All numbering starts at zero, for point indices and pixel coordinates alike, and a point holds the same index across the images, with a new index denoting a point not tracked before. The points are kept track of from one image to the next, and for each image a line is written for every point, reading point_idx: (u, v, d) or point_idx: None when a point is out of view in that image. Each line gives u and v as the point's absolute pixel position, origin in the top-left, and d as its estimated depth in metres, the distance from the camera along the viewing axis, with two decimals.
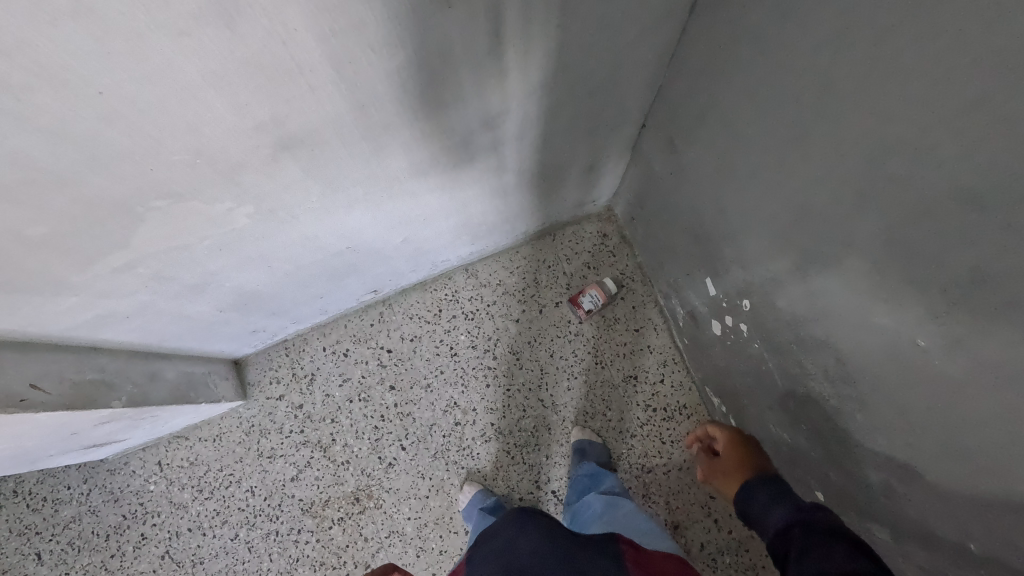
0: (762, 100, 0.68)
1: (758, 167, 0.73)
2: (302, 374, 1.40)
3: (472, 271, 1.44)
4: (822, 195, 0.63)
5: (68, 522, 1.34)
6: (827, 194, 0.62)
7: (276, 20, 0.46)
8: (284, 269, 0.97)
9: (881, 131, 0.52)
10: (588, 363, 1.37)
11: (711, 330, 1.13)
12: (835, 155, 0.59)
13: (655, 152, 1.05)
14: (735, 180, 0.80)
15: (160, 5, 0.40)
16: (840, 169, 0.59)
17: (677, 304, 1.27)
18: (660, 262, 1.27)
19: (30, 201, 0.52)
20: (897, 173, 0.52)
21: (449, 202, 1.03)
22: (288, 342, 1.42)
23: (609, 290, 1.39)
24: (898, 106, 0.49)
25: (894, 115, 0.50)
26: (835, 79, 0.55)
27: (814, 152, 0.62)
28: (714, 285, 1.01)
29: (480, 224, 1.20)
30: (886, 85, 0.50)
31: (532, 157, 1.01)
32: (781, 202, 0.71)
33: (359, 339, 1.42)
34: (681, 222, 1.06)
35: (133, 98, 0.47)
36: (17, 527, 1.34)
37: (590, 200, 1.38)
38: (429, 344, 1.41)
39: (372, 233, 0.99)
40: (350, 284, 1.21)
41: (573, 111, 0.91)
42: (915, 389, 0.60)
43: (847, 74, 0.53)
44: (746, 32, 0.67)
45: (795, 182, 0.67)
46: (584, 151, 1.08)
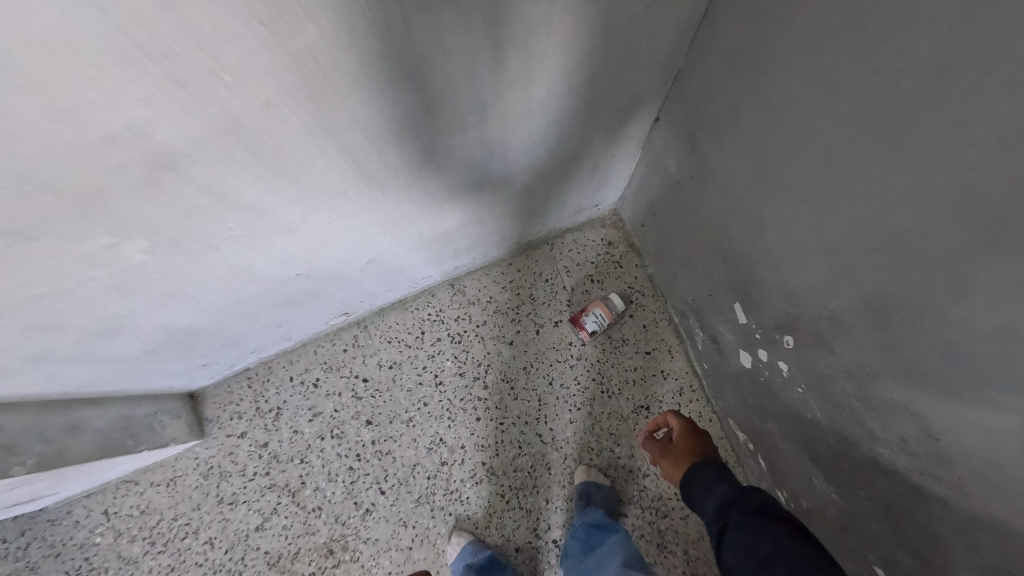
0: (835, 86, 0.50)
1: (823, 177, 0.55)
2: (267, 408, 1.23)
3: (458, 287, 1.27)
4: (924, 219, 0.45)
5: None
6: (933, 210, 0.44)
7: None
8: (220, 303, 0.80)
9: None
10: (592, 391, 1.20)
11: (739, 362, 0.96)
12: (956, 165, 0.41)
13: (672, 151, 0.87)
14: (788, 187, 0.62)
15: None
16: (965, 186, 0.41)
17: (697, 325, 1.09)
18: (676, 278, 1.09)
19: None
20: None
21: (422, 218, 0.85)
22: (250, 371, 1.25)
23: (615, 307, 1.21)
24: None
25: None
26: (968, 54, 0.37)
27: (920, 161, 0.44)
28: (746, 312, 0.83)
29: (463, 239, 1.02)
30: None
31: (522, 162, 0.83)
32: (854, 221, 0.53)
33: (330, 367, 1.25)
34: (703, 236, 0.87)
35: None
36: None
37: (592, 205, 1.20)
38: (411, 372, 1.23)
39: (328, 254, 0.81)
40: (312, 310, 1.04)
41: (569, 101, 0.73)
42: None
43: (993, 48, 0.36)
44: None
45: (878, 200, 0.49)
46: (585, 152, 0.90)
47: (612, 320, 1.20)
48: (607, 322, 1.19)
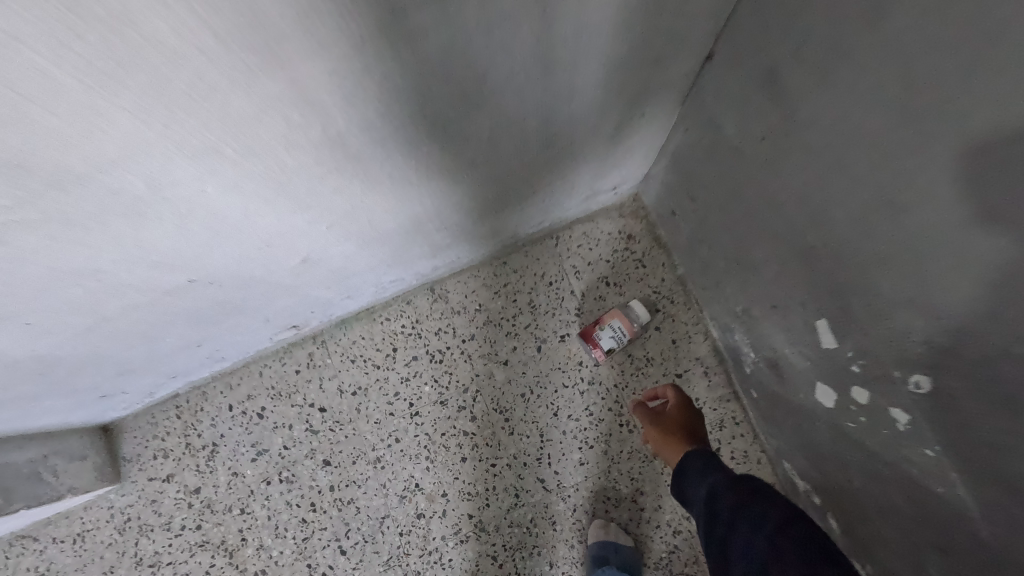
0: None
1: None
2: (200, 445, 0.99)
3: (439, 292, 1.01)
4: None
5: None
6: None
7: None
8: (74, 324, 0.54)
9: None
10: (608, 425, 0.95)
11: (815, 399, 0.70)
12: None
13: (726, 107, 0.61)
14: (976, 123, 0.34)
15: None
16: None
17: (748, 344, 0.84)
18: (720, 283, 0.84)
19: None
20: None
21: (377, 207, 0.60)
22: (180, 398, 1.00)
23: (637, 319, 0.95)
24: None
25: None
26: None
27: None
28: (837, 335, 0.58)
29: (440, 232, 0.77)
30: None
31: (517, 124, 0.58)
32: None
33: (279, 394, 0.99)
34: (770, 228, 0.62)
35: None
36: None
37: (608, 188, 0.93)
38: (381, 400, 0.99)
39: (235, 255, 0.56)
40: (241, 324, 0.78)
41: (591, 28, 0.46)
42: None
43: None
44: None
45: None
46: (604, 110, 0.64)
47: (632, 335, 0.95)
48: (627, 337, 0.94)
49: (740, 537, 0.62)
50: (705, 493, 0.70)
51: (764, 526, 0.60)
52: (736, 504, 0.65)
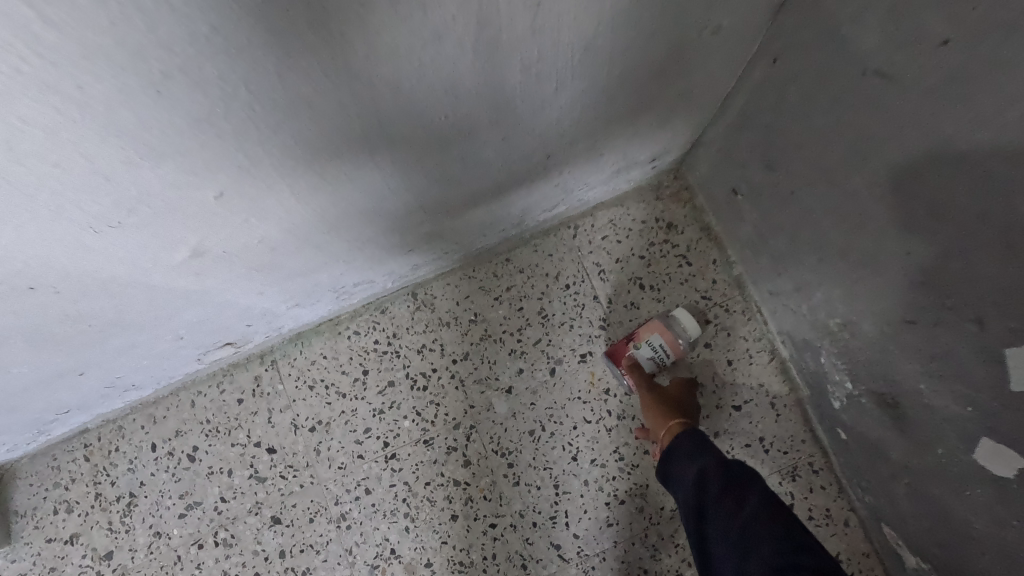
0: None
1: None
2: (113, 496, 0.76)
3: (424, 299, 0.78)
4: None
5: None
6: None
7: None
8: None
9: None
10: (644, 473, 0.72)
11: (973, 460, 0.46)
12: None
13: None
14: None
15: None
16: None
17: (844, 369, 0.60)
18: (806, 286, 0.60)
19: None
20: None
21: (297, 164, 0.37)
22: (90, 435, 0.78)
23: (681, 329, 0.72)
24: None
25: None
26: None
27: None
28: None
29: (416, 216, 0.54)
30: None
31: (525, 16, 0.34)
32: None
33: (216, 430, 0.77)
34: (937, 195, 0.38)
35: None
36: None
37: (644, 160, 0.70)
38: (346, 438, 0.76)
39: (39, 228, 0.33)
40: (137, 344, 0.56)
41: None
42: None
43: None
44: None
45: None
46: (661, 13, 0.40)
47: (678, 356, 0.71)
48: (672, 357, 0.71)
49: (721, 532, 0.54)
50: (691, 482, 0.59)
51: (749, 521, 0.52)
52: (722, 497, 0.55)
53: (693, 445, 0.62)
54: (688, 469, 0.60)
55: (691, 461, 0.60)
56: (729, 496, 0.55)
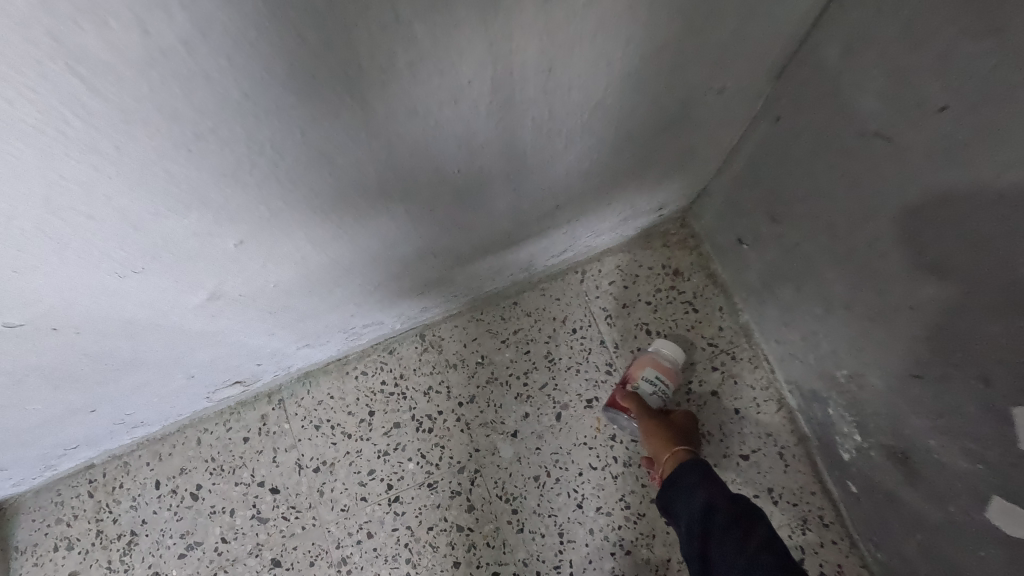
0: None
1: None
2: (114, 534, 0.76)
3: (431, 340, 0.79)
4: None
5: None
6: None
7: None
8: None
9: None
10: (651, 522, 0.71)
11: (987, 520, 0.46)
12: None
13: (872, 57, 0.38)
14: None
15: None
16: None
17: (853, 421, 0.60)
18: (812, 336, 0.60)
19: None
20: None
21: (315, 214, 0.38)
22: (95, 471, 0.78)
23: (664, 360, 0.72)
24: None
25: None
26: None
27: None
28: None
29: (427, 262, 0.56)
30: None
31: (536, 79, 0.36)
32: None
33: (220, 468, 0.77)
34: (939, 253, 0.39)
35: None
36: None
37: (651, 208, 0.72)
38: (350, 480, 0.76)
39: (68, 275, 0.34)
40: (144, 384, 0.57)
41: None
42: None
43: None
44: None
45: None
46: (667, 75, 0.42)
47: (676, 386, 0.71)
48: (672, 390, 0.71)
49: (722, 564, 0.54)
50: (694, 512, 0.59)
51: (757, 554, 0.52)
52: (727, 528, 0.55)
53: (699, 478, 0.61)
54: (693, 502, 0.60)
55: (696, 492, 0.60)
56: (734, 529, 0.55)
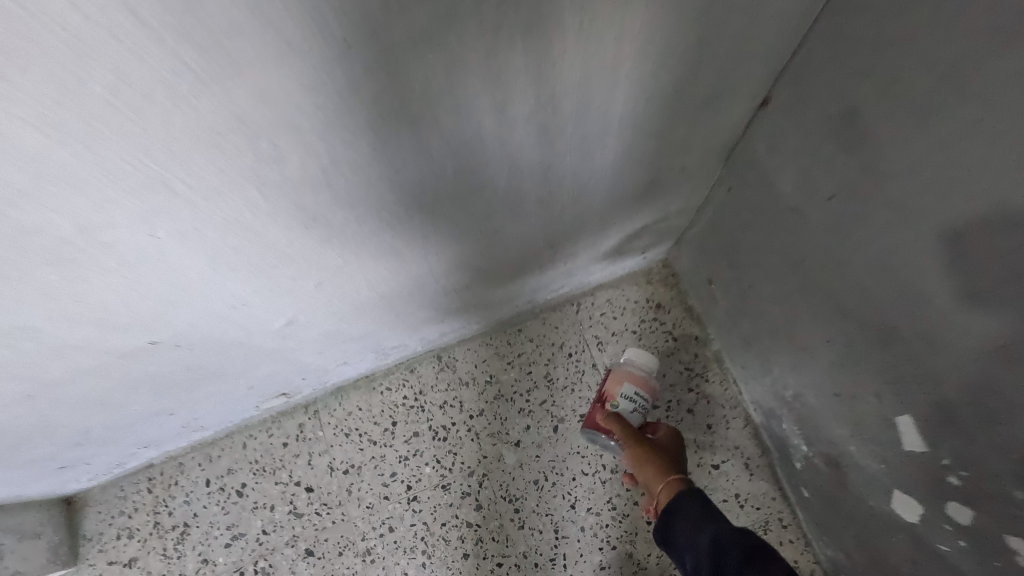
0: None
1: None
2: (169, 525, 0.87)
3: (446, 361, 0.91)
4: None
5: None
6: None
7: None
8: (10, 391, 0.46)
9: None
10: (634, 521, 0.82)
11: (893, 512, 0.57)
12: None
13: (788, 153, 0.52)
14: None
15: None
16: None
17: (800, 434, 0.72)
18: (767, 362, 0.73)
19: None
20: None
21: (374, 262, 0.52)
22: (154, 470, 0.90)
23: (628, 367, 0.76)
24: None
25: None
26: None
27: None
28: (929, 438, 0.47)
29: (449, 295, 0.68)
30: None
31: (539, 172, 0.50)
32: None
33: (262, 469, 0.89)
34: (841, 301, 0.52)
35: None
36: None
37: (635, 252, 0.85)
38: (375, 481, 0.87)
39: (201, 310, 0.47)
40: (218, 391, 0.69)
41: (627, 65, 0.39)
42: None
43: None
44: None
45: None
46: (639, 162, 0.56)
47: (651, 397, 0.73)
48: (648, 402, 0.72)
49: None
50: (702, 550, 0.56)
51: None
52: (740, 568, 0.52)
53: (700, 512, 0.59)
54: (698, 538, 0.57)
55: (701, 529, 0.57)
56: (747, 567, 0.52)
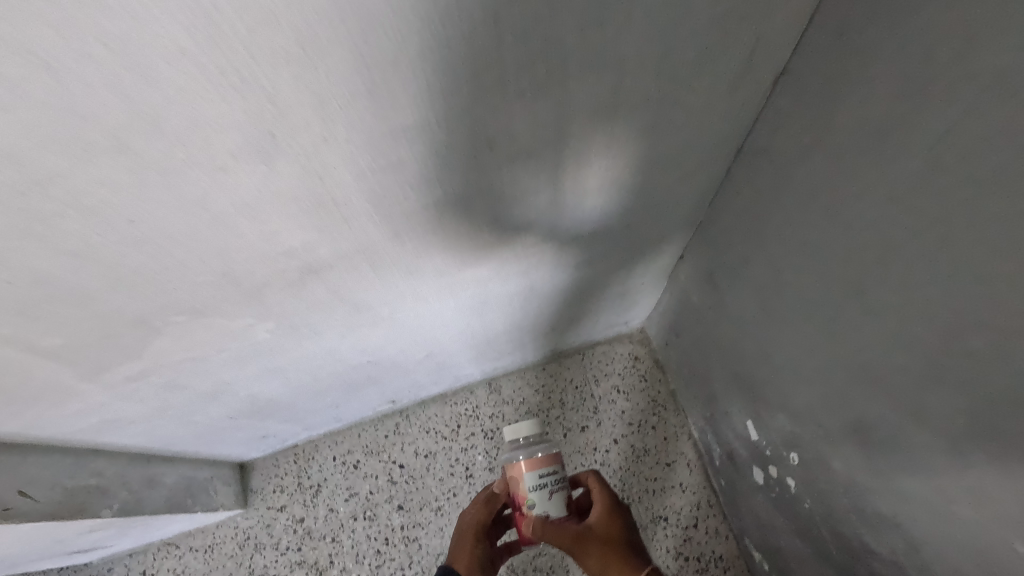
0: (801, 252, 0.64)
1: (797, 320, 0.69)
2: (308, 485, 1.32)
3: (495, 386, 1.37)
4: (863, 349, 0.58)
5: None
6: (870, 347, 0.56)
7: (286, 149, 0.42)
8: (301, 380, 0.93)
9: (961, 274, 0.43)
10: None
11: (754, 480, 1.02)
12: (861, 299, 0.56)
13: (696, 280, 0.99)
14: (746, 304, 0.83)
15: (130, 112, 0.35)
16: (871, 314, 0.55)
17: (716, 441, 1.16)
18: (698, 395, 1.18)
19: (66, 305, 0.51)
20: (965, 359, 0.45)
21: (479, 325, 0.99)
22: (298, 447, 1.35)
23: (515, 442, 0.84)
24: (973, 256, 0.42)
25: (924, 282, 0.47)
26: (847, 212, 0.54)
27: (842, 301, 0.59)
28: (758, 430, 0.92)
29: (508, 344, 1.15)
30: (951, 217, 0.43)
31: (567, 286, 0.98)
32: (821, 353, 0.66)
33: (370, 451, 1.33)
34: (721, 358, 0.98)
35: (124, 216, 0.43)
36: None
37: (622, 322, 1.32)
38: (445, 463, 1.32)
39: (396, 346, 0.94)
40: (366, 394, 1.16)
41: (608, 247, 0.87)
42: None
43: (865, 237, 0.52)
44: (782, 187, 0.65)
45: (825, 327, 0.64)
46: (620, 278, 1.04)
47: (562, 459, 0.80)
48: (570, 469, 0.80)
49: None
50: None
51: None
52: None
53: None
54: None
55: None
56: None
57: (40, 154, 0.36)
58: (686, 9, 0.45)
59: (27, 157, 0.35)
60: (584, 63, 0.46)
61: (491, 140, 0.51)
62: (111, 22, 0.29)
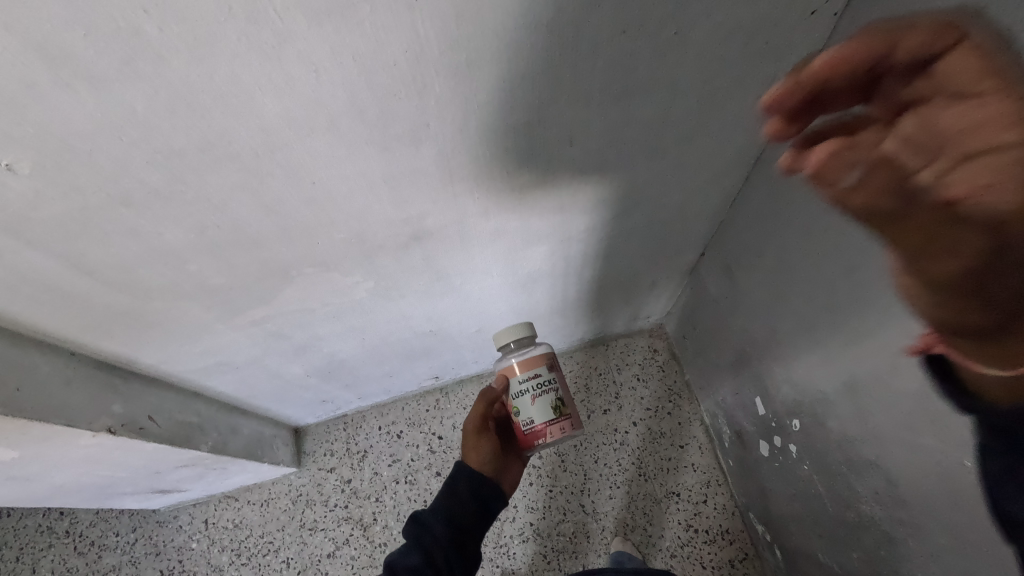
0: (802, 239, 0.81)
1: (799, 298, 0.85)
2: (356, 450, 1.47)
3: None
4: (850, 314, 0.73)
5: (123, 565, 1.41)
6: (856, 314, 0.72)
7: (432, 135, 0.59)
8: (372, 343, 1.09)
9: None
10: (632, 473, 1.40)
11: (760, 453, 1.15)
12: (845, 274, 0.72)
13: (715, 276, 1.15)
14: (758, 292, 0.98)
15: (347, 104, 0.51)
16: (852, 287, 0.71)
17: (726, 423, 1.30)
18: (711, 382, 1.32)
19: (239, 251, 0.68)
20: None
21: (523, 305, 1.15)
22: (348, 416, 1.51)
23: (507, 347, 0.95)
24: None
25: (892, 249, 0.63)
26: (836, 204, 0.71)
27: (833, 277, 0.75)
28: (763, 404, 1.07)
29: (545, 326, 1.30)
30: None
31: (603, 275, 1.13)
32: (818, 325, 0.81)
33: (413, 422, 1.48)
34: (735, 345, 1.13)
35: (311, 180, 0.60)
36: (82, 546, 1.43)
37: (644, 316, 1.47)
38: None
39: (456, 318, 1.10)
40: (417, 366, 1.31)
41: (642, 240, 1.03)
42: (959, 499, 0.64)
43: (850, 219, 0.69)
44: (787, 188, 0.82)
45: (820, 301, 0.79)
46: (649, 271, 1.19)
47: (550, 363, 0.90)
48: (558, 374, 0.90)
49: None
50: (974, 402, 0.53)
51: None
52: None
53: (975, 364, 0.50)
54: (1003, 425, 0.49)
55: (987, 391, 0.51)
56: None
57: (280, 129, 0.52)
58: (725, 48, 0.61)
59: (272, 131, 0.52)
60: (647, 84, 0.62)
61: (571, 138, 0.68)
62: (363, 43, 0.46)
